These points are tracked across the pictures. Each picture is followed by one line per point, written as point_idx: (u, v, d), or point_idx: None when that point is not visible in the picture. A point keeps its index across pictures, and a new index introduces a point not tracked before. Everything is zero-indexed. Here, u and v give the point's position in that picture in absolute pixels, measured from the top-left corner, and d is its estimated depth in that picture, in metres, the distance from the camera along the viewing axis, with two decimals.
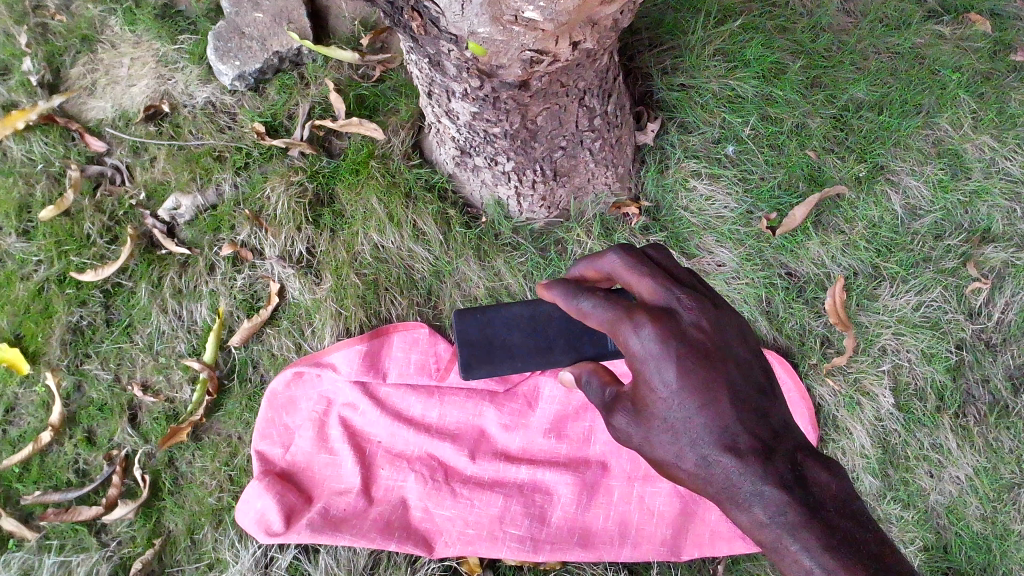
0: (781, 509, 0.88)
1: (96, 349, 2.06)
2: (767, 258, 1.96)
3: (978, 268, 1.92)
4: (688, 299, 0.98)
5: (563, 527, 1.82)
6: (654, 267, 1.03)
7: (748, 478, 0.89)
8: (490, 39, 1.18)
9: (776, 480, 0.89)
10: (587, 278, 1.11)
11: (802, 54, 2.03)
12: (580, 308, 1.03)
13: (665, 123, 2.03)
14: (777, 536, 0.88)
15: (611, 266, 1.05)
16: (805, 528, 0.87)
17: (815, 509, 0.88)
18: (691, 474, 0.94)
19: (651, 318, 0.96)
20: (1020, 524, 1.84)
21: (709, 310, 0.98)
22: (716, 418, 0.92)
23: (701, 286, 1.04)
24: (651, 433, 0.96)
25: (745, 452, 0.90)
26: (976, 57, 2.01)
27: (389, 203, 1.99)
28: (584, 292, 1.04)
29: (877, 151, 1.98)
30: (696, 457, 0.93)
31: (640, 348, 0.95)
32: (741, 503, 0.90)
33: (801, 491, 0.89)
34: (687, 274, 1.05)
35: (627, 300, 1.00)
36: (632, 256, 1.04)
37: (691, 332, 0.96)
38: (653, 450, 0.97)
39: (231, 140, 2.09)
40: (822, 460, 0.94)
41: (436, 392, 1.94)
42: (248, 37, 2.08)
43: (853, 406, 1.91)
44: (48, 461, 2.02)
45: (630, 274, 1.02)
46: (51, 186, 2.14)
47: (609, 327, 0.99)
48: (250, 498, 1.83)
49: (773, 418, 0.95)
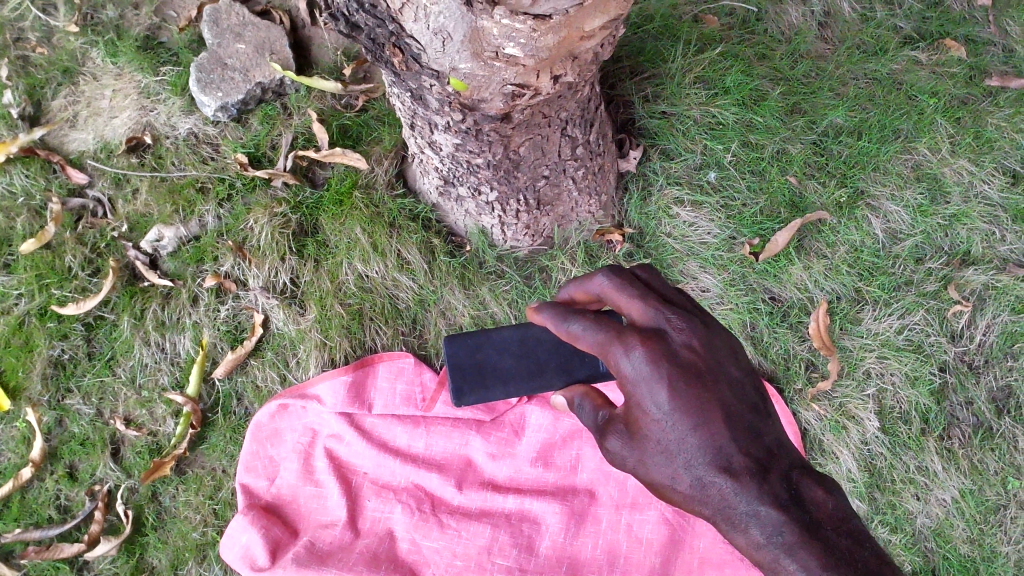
0: (778, 528, 0.88)
1: (78, 383, 2.04)
2: (750, 284, 1.97)
3: (959, 291, 1.93)
4: (679, 319, 0.98)
5: (551, 557, 1.80)
6: (644, 287, 1.03)
7: (743, 498, 0.90)
8: (472, 74, 1.19)
9: (772, 501, 0.90)
10: (576, 301, 1.10)
11: (781, 80, 2.05)
12: (571, 331, 1.01)
13: (647, 150, 2.04)
14: (774, 557, 0.88)
15: (600, 287, 1.04)
16: (802, 548, 0.87)
17: (812, 529, 0.88)
18: (687, 495, 0.95)
19: (642, 340, 0.95)
20: (1007, 546, 1.85)
21: (700, 330, 0.98)
22: (709, 439, 0.93)
23: (691, 306, 1.04)
24: (645, 455, 0.96)
25: (740, 473, 0.91)
26: (953, 82, 2.04)
27: (373, 232, 1.99)
28: (574, 314, 1.02)
29: (857, 176, 2.00)
30: (691, 478, 0.93)
31: (632, 371, 0.94)
32: (738, 524, 0.91)
33: (797, 511, 0.89)
34: (676, 293, 1.05)
35: (617, 322, 0.99)
36: (622, 278, 1.03)
37: (682, 353, 0.96)
38: (647, 472, 0.97)
39: (214, 172, 2.09)
40: (818, 477, 0.94)
41: (422, 422, 1.93)
42: (231, 68, 2.08)
43: (838, 430, 1.92)
44: (29, 498, 2.00)
45: (620, 296, 1.02)
46: (33, 219, 2.13)
47: (600, 350, 0.98)
48: (235, 532, 1.81)
49: (766, 436, 0.95)
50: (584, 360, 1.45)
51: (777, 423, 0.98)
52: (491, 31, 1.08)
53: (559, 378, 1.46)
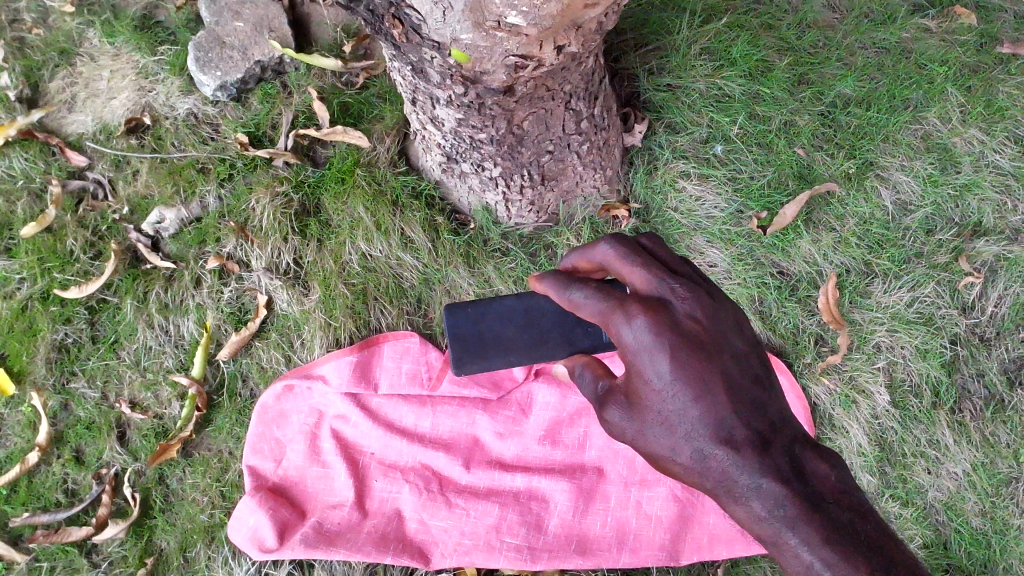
0: (780, 502, 0.87)
1: (82, 367, 2.03)
2: (758, 258, 1.95)
3: (970, 262, 1.90)
4: (683, 289, 0.96)
5: (560, 534, 1.79)
6: (647, 256, 1.00)
7: (745, 471, 0.89)
8: (474, 45, 1.16)
9: (774, 474, 0.88)
10: (580, 269, 1.08)
11: (788, 51, 2.01)
12: (571, 299, 1.00)
13: (652, 124, 2.02)
14: (776, 530, 0.88)
15: (603, 255, 1.02)
16: (804, 521, 0.86)
17: (814, 502, 0.88)
18: (686, 468, 0.93)
19: (645, 309, 0.93)
20: (1019, 519, 1.82)
21: (704, 299, 0.95)
22: (711, 411, 0.91)
23: (696, 276, 1.01)
24: (645, 427, 0.95)
25: (742, 445, 0.90)
26: (963, 50, 2.00)
27: (376, 211, 1.96)
28: (576, 282, 1.01)
29: (866, 147, 1.97)
30: (692, 450, 0.92)
31: (633, 340, 0.92)
32: (740, 497, 0.90)
33: (799, 483, 0.88)
34: (681, 263, 1.02)
35: (620, 290, 0.96)
36: (625, 246, 1.01)
37: (685, 323, 0.93)
38: (647, 443, 0.96)
39: (214, 152, 2.06)
40: (821, 450, 0.93)
41: (428, 401, 1.92)
42: (229, 46, 2.05)
43: (848, 404, 1.90)
44: (37, 482, 2.00)
45: (623, 264, 1.00)
46: (33, 203, 2.11)
47: (601, 318, 0.96)
48: (242, 515, 1.81)
49: (771, 409, 0.94)
50: (589, 331, 1.42)
51: (781, 395, 0.97)
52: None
53: (563, 350, 1.43)
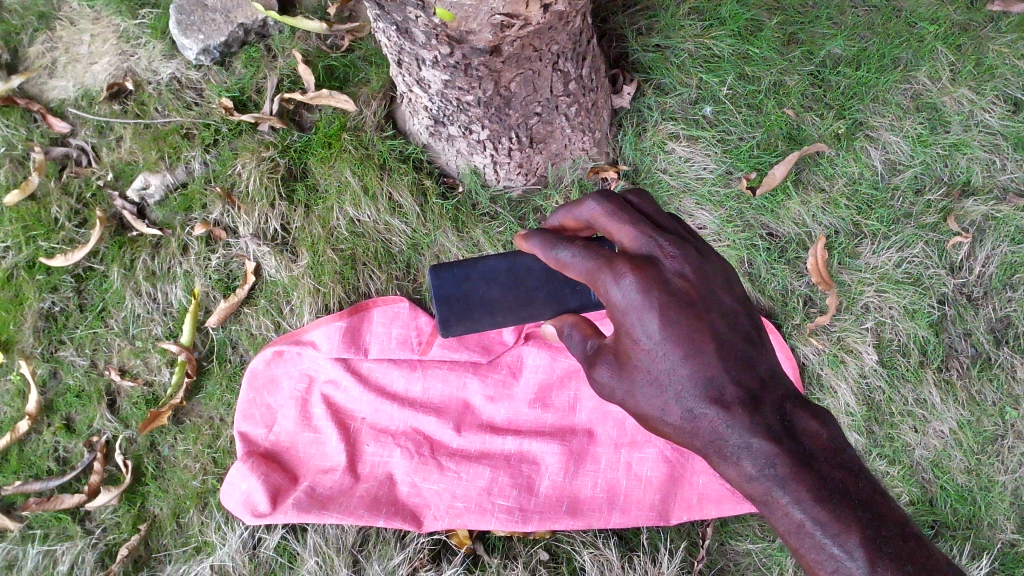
0: (771, 461, 0.88)
1: (70, 335, 2.02)
2: (748, 219, 1.95)
3: (959, 222, 1.90)
4: (671, 247, 0.95)
5: (551, 496, 1.81)
6: (636, 214, 1.00)
7: (735, 430, 0.89)
8: (459, 3, 1.15)
9: (764, 432, 0.89)
10: (566, 228, 1.07)
11: (778, 10, 2.00)
12: (559, 258, 0.99)
13: (641, 86, 2.00)
14: (766, 489, 0.88)
15: (590, 213, 1.01)
16: (794, 480, 0.87)
17: (804, 460, 0.88)
18: (676, 428, 0.94)
19: (633, 267, 0.93)
20: (1005, 475, 1.85)
21: (692, 257, 0.95)
22: (701, 369, 0.91)
23: (684, 233, 1.01)
24: (634, 387, 0.94)
25: (732, 405, 0.90)
26: (953, 8, 1.98)
27: (363, 175, 1.95)
28: (563, 241, 1.00)
29: (856, 107, 1.96)
30: (682, 410, 0.92)
31: (621, 299, 0.92)
32: (729, 456, 0.90)
33: (789, 441, 0.89)
34: (669, 220, 1.02)
35: (608, 248, 0.96)
36: (613, 203, 1.00)
37: (674, 282, 0.93)
38: (636, 403, 0.95)
39: (198, 117, 2.04)
40: (811, 408, 0.94)
41: (419, 366, 1.92)
42: (211, 9, 2.02)
43: (836, 363, 1.91)
44: (28, 451, 2.00)
45: (610, 222, 0.99)
46: (15, 170, 2.09)
47: (589, 278, 0.96)
48: (234, 480, 1.81)
49: (760, 366, 0.94)
50: (575, 291, 1.45)
51: (770, 353, 0.97)
52: None
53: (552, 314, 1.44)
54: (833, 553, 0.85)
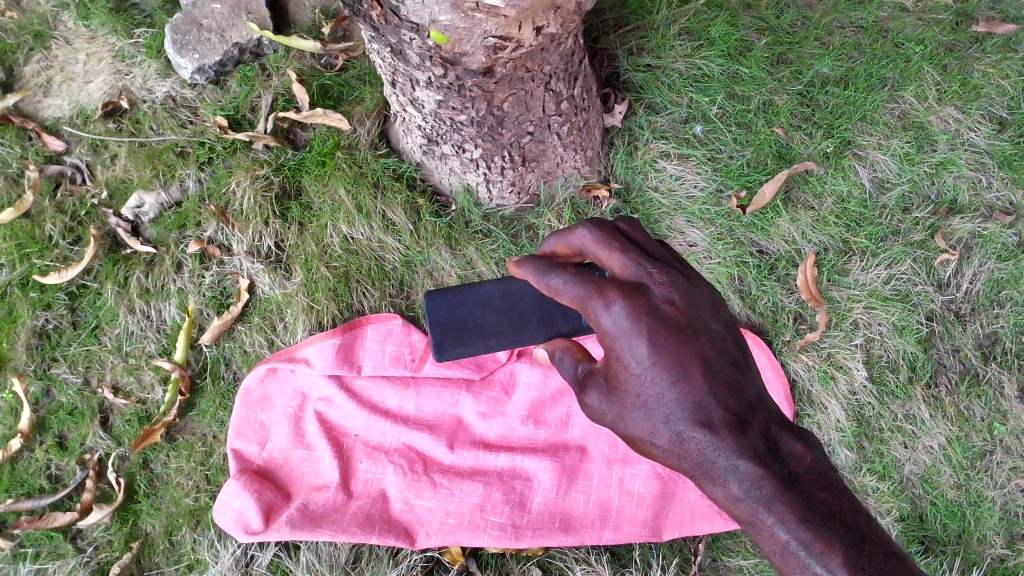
0: (756, 483, 0.88)
1: (63, 352, 2.03)
2: (738, 237, 1.97)
3: (946, 239, 1.93)
4: (660, 274, 0.98)
5: (544, 512, 1.82)
6: (626, 243, 1.02)
7: (722, 452, 0.90)
8: (452, 26, 1.17)
9: (750, 454, 0.90)
10: (559, 255, 1.09)
11: (767, 30, 2.02)
12: (551, 285, 1.01)
13: (632, 105, 2.02)
14: (752, 511, 0.89)
15: (582, 241, 1.04)
16: (780, 501, 0.88)
17: (789, 481, 0.89)
18: (665, 450, 0.95)
19: (622, 294, 0.95)
20: (993, 490, 1.86)
21: (681, 284, 0.97)
22: (688, 393, 0.92)
23: (673, 260, 1.03)
24: (624, 411, 0.97)
25: (719, 427, 0.91)
26: (939, 29, 2.01)
27: (357, 193, 1.96)
28: (556, 268, 1.02)
29: (844, 126, 1.99)
30: (670, 433, 0.93)
31: (611, 325, 0.94)
32: (716, 478, 0.91)
33: (775, 463, 0.90)
34: (658, 247, 1.04)
35: (598, 275, 0.98)
36: (604, 232, 1.02)
37: (662, 308, 0.95)
38: (627, 427, 0.97)
39: (193, 135, 2.05)
40: (797, 431, 0.94)
41: (412, 383, 1.93)
42: (207, 29, 2.04)
43: (826, 380, 1.93)
44: (20, 469, 1.99)
45: (601, 250, 1.01)
46: (10, 188, 2.09)
47: (580, 305, 0.98)
48: (227, 498, 1.81)
49: (747, 389, 0.95)
50: (566, 315, 1.45)
51: (757, 376, 0.98)
52: None
53: (543, 334, 1.45)
54: (816, 574, 0.85)
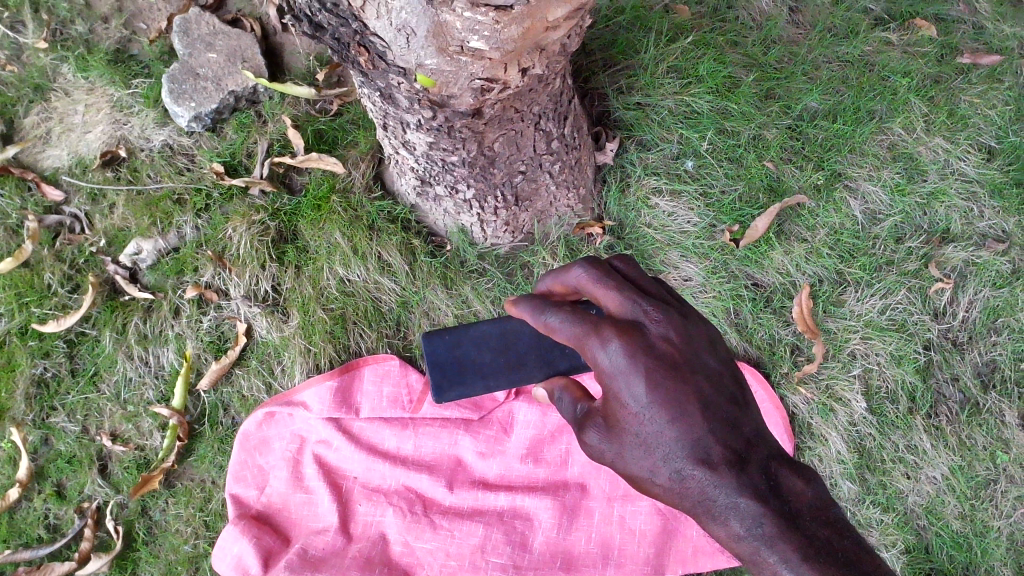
0: (758, 520, 0.88)
1: (62, 401, 2.03)
2: (733, 270, 1.98)
3: (940, 268, 1.94)
4: (656, 312, 0.98)
5: (545, 552, 1.80)
6: (620, 279, 1.02)
7: (722, 491, 0.89)
8: (438, 70, 1.19)
9: (751, 492, 0.89)
10: (554, 293, 1.09)
11: (754, 67, 2.05)
12: (547, 323, 1.01)
13: (624, 142, 2.04)
14: (754, 549, 0.88)
15: (577, 279, 1.04)
16: (782, 539, 0.86)
17: (790, 518, 0.88)
18: (665, 488, 0.95)
19: (618, 332, 0.95)
20: (999, 520, 1.86)
21: (676, 321, 0.98)
22: (687, 432, 0.92)
23: (668, 297, 1.04)
24: (624, 450, 0.96)
25: (718, 465, 0.90)
26: (924, 61, 2.04)
27: (353, 236, 1.97)
28: (551, 306, 1.02)
29: (834, 159, 2.00)
30: (670, 471, 0.93)
31: (608, 363, 0.94)
32: (718, 516, 0.90)
33: (775, 500, 0.89)
34: (653, 284, 1.05)
35: (594, 313, 0.99)
36: (599, 270, 1.03)
37: (659, 346, 0.95)
38: (626, 465, 0.97)
39: (190, 182, 2.07)
40: (796, 467, 0.94)
41: (410, 424, 1.92)
42: (203, 78, 2.07)
43: (826, 412, 1.92)
44: (18, 519, 1.99)
45: (597, 287, 1.02)
46: (10, 238, 2.12)
47: (576, 342, 0.98)
48: (226, 543, 1.80)
49: (746, 426, 0.95)
50: (564, 354, 1.47)
51: (756, 413, 0.98)
52: (455, 25, 1.08)
53: (540, 371, 1.46)
54: None
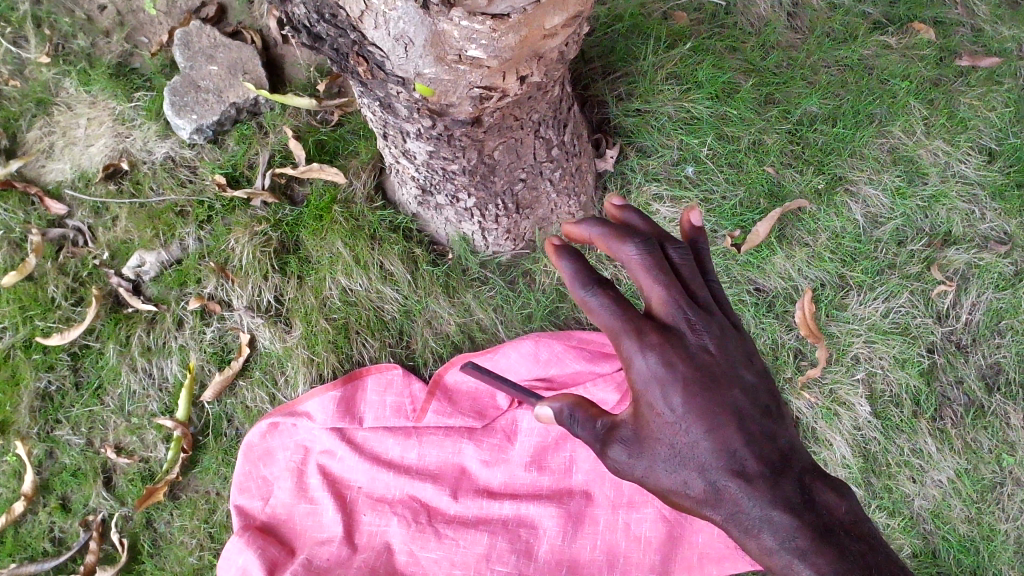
0: (792, 534, 0.88)
1: (66, 414, 2.03)
2: (734, 275, 1.98)
3: (943, 271, 1.93)
4: (698, 321, 0.97)
5: (550, 560, 1.80)
6: (669, 269, 0.97)
7: (756, 504, 0.90)
8: (437, 79, 1.19)
9: (784, 505, 0.89)
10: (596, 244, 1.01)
11: (753, 71, 2.05)
12: (586, 300, 0.96)
13: (624, 149, 2.04)
14: (786, 562, 0.88)
15: (627, 258, 0.97)
16: (816, 552, 0.87)
17: (824, 533, 0.88)
18: (698, 500, 0.94)
19: (659, 341, 0.95)
20: (1005, 523, 1.86)
21: (716, 333, 0.98)
22: (723, 443, 0.92)
23: (708, 297, 1.01)
24: (656, 462, 0.95)
25: (754, 478, 0.91)
26: (923, 64, 2.04)
27: (355, 245, 1.98)
28: (596, 283, 0.95)
29: (835, 163, 2.00)
30: (705, 483, 0.92)
31: (645, 370, 0.94)
32: (750, 529, 0.90)
33: (808, 513, 0.89)
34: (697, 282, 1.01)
35: (636, 309, 0.96)
36: (653, 257, 0.96)
37: (698, 356, 0.96)
38: (658, 479, 0.96)
39: (192, 194, 2.08)
40: (828, 481, 0.94)
41: (413, 433, 1.92)
42: (204, 90, 2.08)
43: (830, 416, 1.91)
44: (23, 532, 1.99)
45: (646, 277, 0.96)
46: (13, 252, 2.13)
47: (611, 333, 0.96)
48: (231, 555, 1.78)
49: (780, 438, 0.95)
50: None
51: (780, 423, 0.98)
52: (452, 34, 1.08)
53: None
54: None
